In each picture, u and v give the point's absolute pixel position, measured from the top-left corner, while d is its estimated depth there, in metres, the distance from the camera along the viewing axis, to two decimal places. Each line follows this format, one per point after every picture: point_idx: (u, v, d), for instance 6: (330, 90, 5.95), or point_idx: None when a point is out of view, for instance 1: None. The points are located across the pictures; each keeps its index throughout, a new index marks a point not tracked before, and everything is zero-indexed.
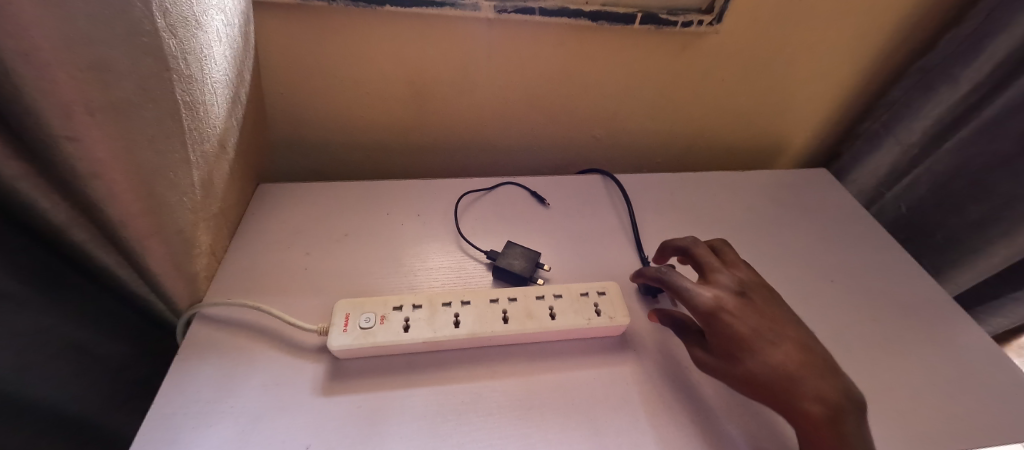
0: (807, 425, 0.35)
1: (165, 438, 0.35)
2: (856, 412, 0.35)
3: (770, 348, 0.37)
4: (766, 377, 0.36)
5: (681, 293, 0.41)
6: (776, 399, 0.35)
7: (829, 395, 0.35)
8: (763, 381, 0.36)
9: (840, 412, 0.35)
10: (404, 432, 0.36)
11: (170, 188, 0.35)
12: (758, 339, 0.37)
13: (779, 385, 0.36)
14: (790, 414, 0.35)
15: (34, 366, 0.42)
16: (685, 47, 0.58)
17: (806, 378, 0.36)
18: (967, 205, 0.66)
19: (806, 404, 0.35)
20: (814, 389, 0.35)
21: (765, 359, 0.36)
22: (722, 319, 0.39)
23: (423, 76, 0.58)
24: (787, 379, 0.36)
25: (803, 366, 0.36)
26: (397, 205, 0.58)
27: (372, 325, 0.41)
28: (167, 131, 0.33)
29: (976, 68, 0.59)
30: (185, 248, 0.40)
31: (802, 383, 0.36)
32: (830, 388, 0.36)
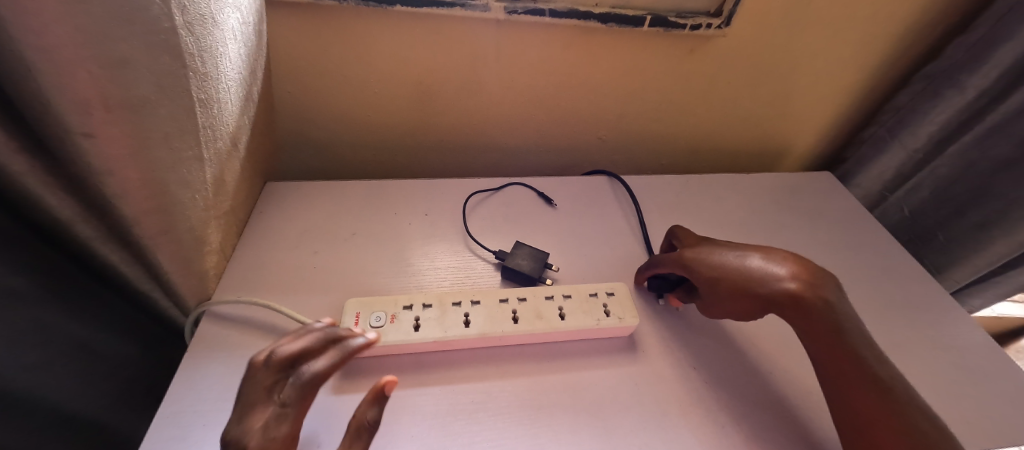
0: (795, 302, 0.40)
1: (177, 436, 0.35)
2: (825, 283, 0.41)
3: (731, 258, 0.43)
4: (744, 281, 0.41)
5: (659, 261, 0.48)
6: (761, 294, 0.41)
7: (789, 276, 0.41)
8: (744, 287, 0.41)
9: (807, 285, 0.41)
10: (415, 431, 0.36)
11: (184, 186, 0.35)
12: (722, 258, 0.44)
13: (754, 280, 0.41)
14: (776, 298, 0.40)
15: (38, 365, 0.41)
16: (692, 50, 0.58)
17: (772, 268, 0.42)
18: (969, 208, 0.67)
19: (781, 285, 0.41)
20: (778, 270, 0.41)
21: (737, 269, 0.42)
22: (690, 258, 0.45)
23: (431, 75, 0.58)
24: (759, 272, 0.42)
25: (766, 258, 0.43)
26: (405, 204, 0.58)
27: (383, 324, 0.41)
28: (183, 129, 0.33)
29: (984, 74, 0.59)
30: (196, 245, 0.40)
31: (770, 273, 0.41)
32: (793, 266, 0.42)
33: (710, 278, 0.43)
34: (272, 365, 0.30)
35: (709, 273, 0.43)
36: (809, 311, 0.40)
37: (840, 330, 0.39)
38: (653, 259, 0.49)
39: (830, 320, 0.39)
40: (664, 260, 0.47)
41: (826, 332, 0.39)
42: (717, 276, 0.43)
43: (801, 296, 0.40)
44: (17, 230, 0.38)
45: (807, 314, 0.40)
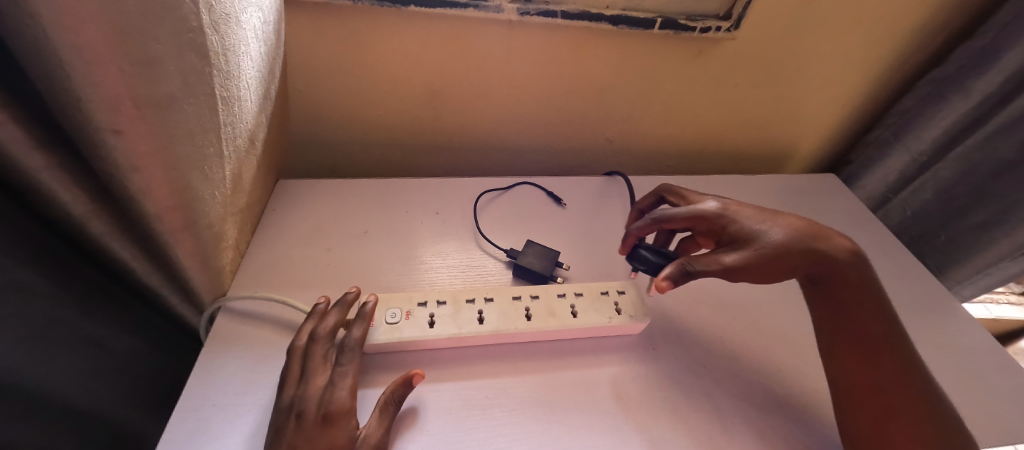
0: (836, 269, 0.42)
1: (195, 429, 0.35)
2: (852, 245, 0.44)
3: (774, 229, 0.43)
4: (792, 241, 0.42)
5: (686, 214, 0.45)
6: (809, 254, 0.42)
7: (833, 236, 0.44)
8: (793, 245, 0.41)
9: (849, 247, 0.43)
10: (429, 425, 0.37)
11: (204, 182, 0.36)
12: (762, 217, 0.44)
13: (804, 241, 0.42)
14: (826, 260, 0.42)
15: (50, 359, 0.42)
16: (701, 52, 0.59)
17: (816, 231, 0.44)
18: (972, 209, 0.68)
19: (827, 246, 0.42)
20: (824, 232, 0.44)
21: (782, 228, 0.43)
22: (727, 215, 0.44)
23: (443, 76, 0.58)
24: (804, 233, 0.43)
25: (804, 222, 0.44)
26: (416, 203, 0.58)
27: (398, 320, 0.42)
28: (205, 126, 0.34)
29: (988, 79, 0.60)
30: (214, 241, 0.40)
31: (816, 235, 0.43)
32: (829, 230, 0.45)
33: (753, 232, 0.42)
34: (321, 337, 0.38)
35: (752, 230, 0.43)
36: (852, 271, 0.42)
37: (861, 302, 0.41)
38: (675, 212, 0.46)
39: (864, 295, 0.41)
40: (696, 213, 0.45)
41: (861, 301, 0.41)
42: (762, 233, 0.42)
43: (848, 258, 0.42)
44: (32, 227, 0.38)
45: (847, 277, 0.42)
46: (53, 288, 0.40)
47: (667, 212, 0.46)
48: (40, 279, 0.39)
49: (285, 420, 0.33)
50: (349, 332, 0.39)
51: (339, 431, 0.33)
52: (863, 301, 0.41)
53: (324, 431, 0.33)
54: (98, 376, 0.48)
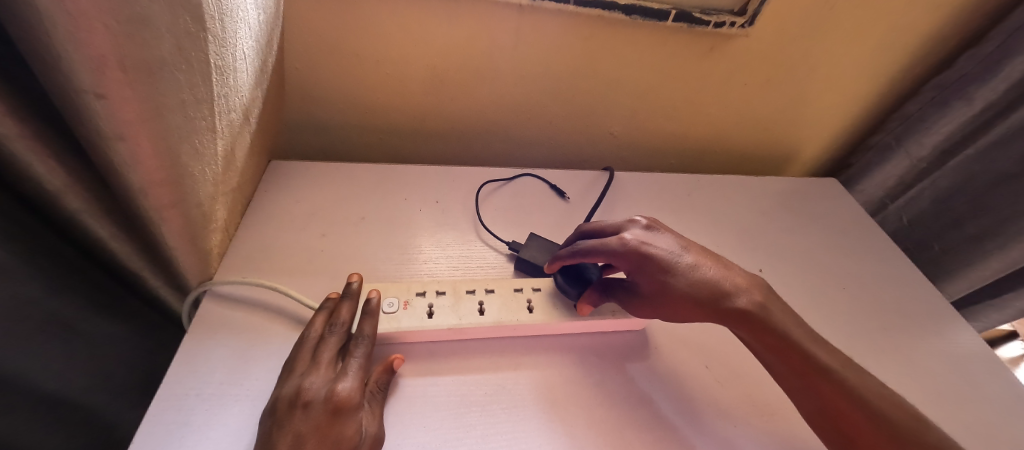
0: (751, 317, 0.39)
1: (177, 419, 0.33)
2: (760, 292, 0.40)
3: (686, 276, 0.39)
4: (696, 294, 0.39)
5: (598, 250, 0.40)
6: (714, 309, 0.39)
7: (742, 285, 0.40)
8: (695, 299, 0.38)
9: (753, 298, 0.39)
10: (426, 421, 0.35)
11: (192, 157, 0.33)
12: (678, 259, 0.40)
13: (709, 293, 0.39)
14: (730, 316, 0.39)
15: (19, 343, 0.39)
16: (712, 49, 0.58)
17: (725, 281, 0.40)
18: (966, 220, 0.70)
19: (734, 298, 0.39)
20: (734, 283, 0.40)
21: (690, 277, 0.39)
22: (643, 254, 0.40)
23: (449, 60, 0.57)
24: (712, 284, 0.39)
25: (715, 266, 0.41)
26: (415, 191, 0.56)
27: (396, 309, 0.40)
28: (197, 97, 0.31)
29: (993, 87, 0.61)
30: (202, 221, 0.38)
31: (725, 286, 0.39)
32: (744, 278, 0.41)
33: (661, 279, 0.39)
34: (338, 329, 0.37)
35: (660, 275, 0.39)
36: (755, 328, 0.38)
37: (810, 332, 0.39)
38: (590, 246, 0.41)
39: (773, 329, 0.38)
40: (609, 249, 0.40)
41: (776, 339, 0.38)
42: (671, 280, 0.39)
43: (757, 314, 0.39)
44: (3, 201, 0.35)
45: (759, 329, 0.38)
46: (24, 267, 0.37)
47: (584, 244, 0.41)
48: (9, 257, 0.36)
49: (288, 409, 0.31)
50: (362, 326, 0.37)
51: (347, 424, 0.31)
52: (779, 336, 0.38)
53: (331, 425, 0.31)
54: (70, 362, 0.45)
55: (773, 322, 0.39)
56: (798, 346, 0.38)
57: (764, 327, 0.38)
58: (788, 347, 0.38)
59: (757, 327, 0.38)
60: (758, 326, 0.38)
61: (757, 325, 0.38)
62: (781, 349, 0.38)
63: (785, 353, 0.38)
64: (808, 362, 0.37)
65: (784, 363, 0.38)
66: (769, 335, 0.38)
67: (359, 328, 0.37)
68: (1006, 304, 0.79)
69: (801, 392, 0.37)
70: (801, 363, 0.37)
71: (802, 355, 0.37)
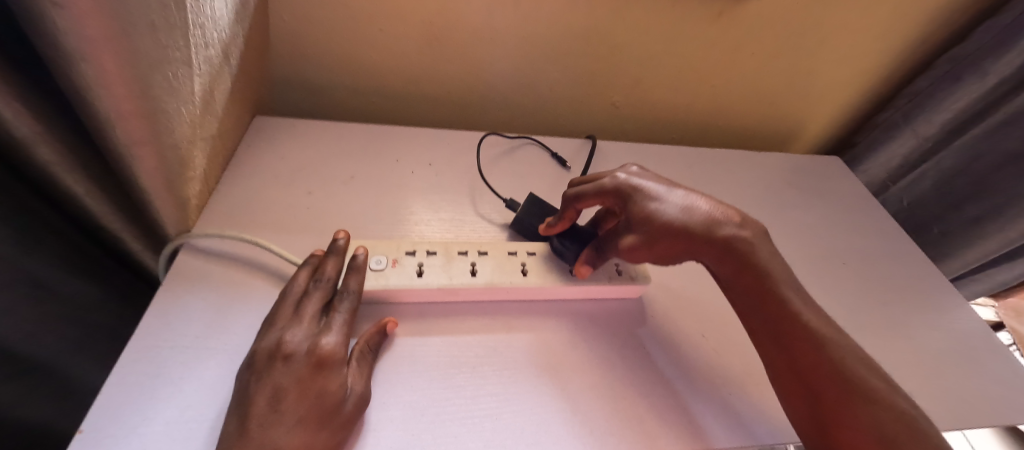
0: (744, 252, 0.36)
1: (149, 372, 0.31)
2: (756, 230, 0.38)
3: (675, 206, 0.37)
4: (686, 222, 0.36)
5: (588, 191, 0.39)
6: (706, 238, 0.36)
7: (736, 219, 0.37)
8: (685, 227, 0.36)
9: (746, 232, 0.37)
10: (414, 381, 0.34)
11: (167, 91, 0.31)
12: (670, 192, 0.38)
13: (696, 223, 0.36)
14: (723, 249, 0.36)
15: None
16: (721, 13, 0.56)
17: (718, 213, 0.38)
18: (967, 203, 0.70)
19: (728, 230, 0.37)
20: (726, 214, 0.38)
21: (678, 205, 0.37)
22: (632, 188, 0.38)
23: (446, 16, 0.54)
24: (704, 215, 0.37)
25: (709, 200, 0.38)
26: (407, 153, 0.54)
27: (384, 267, 0.38)
28: (170, 22, 0.29)
29: (1006, 61, 0.59)
30: (180, 166, 0.36)
31: (718, 217, 0.37)
32: (739, 213, 0.39)
33: (648, 208, 0.36)
34: (323, 282, 0.35)
35: (647, 204, 0.37)
36: (753, 272, 0.35)
37: None
38: (579, 189, 0.39)
39: (774, 312, 0.35)
40: (598, 188, 0.39)
41: (781, 327, 0.34)
42: (658, 208, 0.36)
43: (749, 245, 0.36)
44: None
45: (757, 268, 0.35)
46: None
47: (573, 190, 0.40)
48: None
49: (267, 362, 0.29)
50: (347, 282, 0.35)
51: (331, 378, 0.29)
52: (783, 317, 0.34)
53: (314, 378, 0.29)
54: (37, 320, 0.43)
55: (777, 310, 0.35)
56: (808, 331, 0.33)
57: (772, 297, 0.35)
58: (787, 326, 0.34)
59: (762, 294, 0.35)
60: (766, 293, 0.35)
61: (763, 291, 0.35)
62: (783, 326, 0.34)
63: (789, 336, 0.34)
64: (807, 354, 0.33)
65: (782, 351, 0.34)
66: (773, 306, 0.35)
67: (344, 284, 0.35)
68: (984, 282, 0.83)
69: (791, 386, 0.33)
70: (796, 352, 0.33)
71: (799, 343, 0.33)
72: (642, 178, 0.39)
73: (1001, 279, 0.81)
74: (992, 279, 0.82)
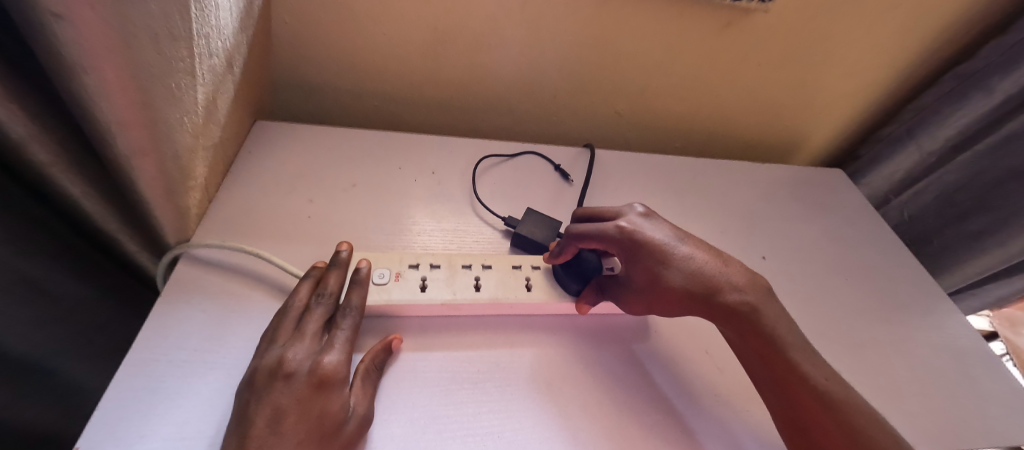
0: (744, 315, 0.36)
1: (148, 386, 0.30)
2: (761, 293, 0.37)
3: (680, 269, 0.36)
4: (688, 287, 0.36)
5: (592, 235, 0.37)
6: (706, 301, 0.36)
7: (741, 283, 0.37)
8: (686, 291, 0.36)
9: (750, 296, 0.36)
10: (415, 398, 0.33)
11: (169, 101, 0.30)
12: (675, 248, 0.37)
13: (699, 287, 0.36)
14: (719, 311, 0.36)
15: None
16: (728, 24, 0.56)
17: (722, 274, 0.37)
18: (968, 218, 0.70)
19: (732, 295, 0.36)
20: (732, 278, 0.37)
21: (682, 266, 0.36)
22: (635, 240, 0.37)
23: (452, 22, 0.53)
24: (705, 276, 0.36)
25: (715, 260, 0.37)
26: (410, 160, 0.54)
27: (387, 280, 0.38)
28: (173, 32, 0.28)
29: (1014, 79, 0.59)
30: (181, 176, 0.35)
31: (722, 281, 0.36)
32: (746, 277, 0.37)
33: (652, 268, 0.36)
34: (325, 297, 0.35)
35: (649, 264, 0.36)
36: (757, 336, 0.35)
37: None
38: (583, 229, 0.38)
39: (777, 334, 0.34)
40: (602, 235, 0.37)
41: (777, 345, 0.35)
42: (661, 269, 0.36)
43: (750, 313, 0.35)
44: None
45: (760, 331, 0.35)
46: None
47: (577, 228, 0.38)
48: None
49: (268, 380, 0.29)
50: (349, 298, 0.35)
51: (332, 399, 0.29)
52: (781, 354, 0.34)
53: (314, 399, 0.29)
54: (34, 324, 0.42)
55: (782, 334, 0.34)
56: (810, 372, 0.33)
57: (772, 342, 0.34)
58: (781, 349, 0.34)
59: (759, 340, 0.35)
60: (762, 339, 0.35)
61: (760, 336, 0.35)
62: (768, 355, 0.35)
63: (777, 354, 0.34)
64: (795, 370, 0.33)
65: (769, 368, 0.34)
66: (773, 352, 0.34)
67: (346, 299, 0.35)
68: (981, 295, 0.84)
69: (789, 423, 0.33)
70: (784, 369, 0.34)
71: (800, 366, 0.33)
72: (648, 231, 0.38)
73: (998, 294, 0.81)
74: (991, 291, 0.82)
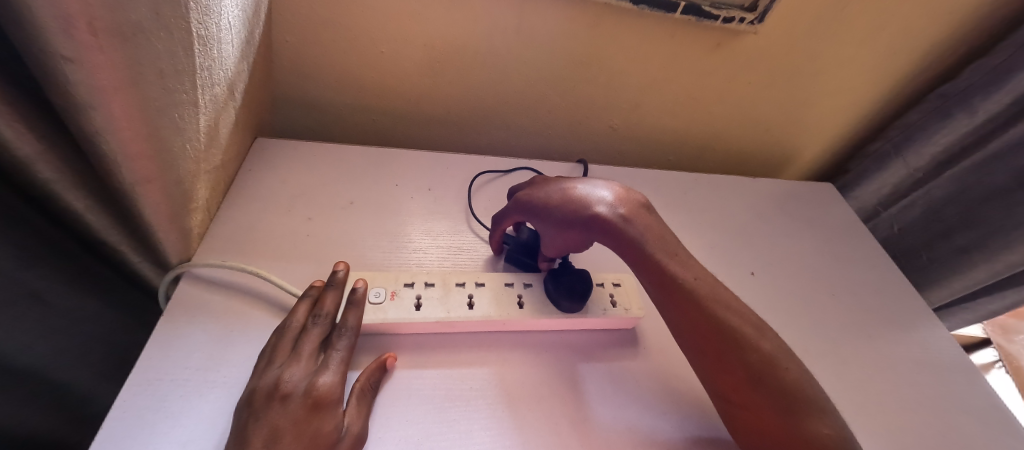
0: (617, 231, 0.38)
1: (151, 405, 0.31)
2: (632, 205, 0.40)
3: (549, 197, 0.40)
4: (564, 210, 0.39)
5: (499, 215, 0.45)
6: (581, 219, 0.38)
7: (610, 197, 0.39)
8: (562, 214, 0.39)
9: (618, 208, 0.39)
10: (409, 416, 0.34)
11: (174, 132, 0.32)
12: (549, 186, 0.42)
13: (570, 208, 0.39)
14: (592, 224, 0.38)
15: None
16: (718, 45, 0.57)
17: (586, 190, 0.40)
18: (956, 232, 0.71)
19: (600, 208, 0.38)
20: (602, 195, 0.39)
21: (556, 195, 0.40)
22: (522, 196, 0.43)
23: (448, 42, 0.54)
24: (571, 195, 0.39)
25: (585, 183, 0.41)
26: (406, 177, 0.55)
27: (383, 300, 0.39)
28: (178, 68, 0.29)
29: (996, 99, 0.60)
30: (183, 200, 0.37)
31: (586, 196, 0.39)
32: (618, 193, 0.40)
33: (536, 208, 0.41)
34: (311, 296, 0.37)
35: (534, 206, 0.41)
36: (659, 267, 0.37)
37: None
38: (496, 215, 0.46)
39: None
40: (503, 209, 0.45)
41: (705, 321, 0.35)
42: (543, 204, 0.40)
43: (616, 223, 0.38)
44: None
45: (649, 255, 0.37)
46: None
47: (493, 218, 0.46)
48: None
49: (265, 401, 0.30)
50: (344, 319, 0.36)
51: (326, 420, 0.30)
52: (739, 357, 0.33)
53: (310, 420, 0.30)
54: (40, 339, 0.43)
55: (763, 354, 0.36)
56: (763, 380, 0.32)
57: (726, 346, 0.34)
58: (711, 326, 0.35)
59: (709, 344, 0.35)
60: (715, 344, 0.35)
61: (712, 340, 0.35)
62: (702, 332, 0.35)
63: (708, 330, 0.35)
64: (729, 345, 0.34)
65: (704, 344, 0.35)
66: (727, 358, 0.34)
67: (342, 319, 0.36)
68: (973, 308, 0.84)
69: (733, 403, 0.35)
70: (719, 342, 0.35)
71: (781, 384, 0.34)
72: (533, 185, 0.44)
73: (990, 307, 0.82)
74: (981, 304, 0.82)
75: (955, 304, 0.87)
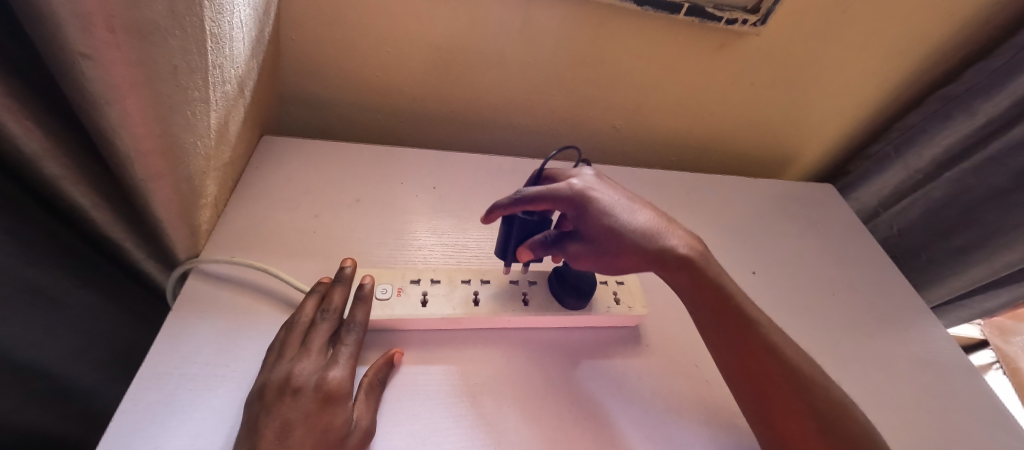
0: (684, 266, 0.38)
1: (160, 399, 0.32)
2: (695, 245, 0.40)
3: (627, 220, 0.37)
4: (641, 243, 0.37)
5: (545, 196, 0.35)
6: (655, 254, 0.37)
7: (679, 236, 0.40)
8: (637, 245, 0.37)
9: (687, 247, 0.39)
10: (415, 410, 0.35)
11: (185, 128, 0.32)
12: (624, 206, 0.38)
13: (650, 245, 0.37)
14: (666, 261, 0.38)
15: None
16: (721, 46, 0.58)
17: (662, 228, 0.39)
18: (955, 232, 0.72)
19: (674, 246, 0.38)
20: (670, 232, 0.39)
21: (632, 221, 0.37)
22: (591, 202, 0.36)
23: (454, 42, 0.55)
24: (650, 230, 0.38)
25: (655, 217, 0.40)
26: (411, 175, 0.55)
27: (390, 296, 0.40)
28: (191, 65, 0.30)
29: (996, 101, 0.61)
30: (193, 196, 0.37)
31: (662, 232, 0.38)
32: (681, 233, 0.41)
33: (606, 223, 0.36)
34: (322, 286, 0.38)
35: (602, 218, 0.36)
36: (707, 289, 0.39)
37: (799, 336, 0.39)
38: (535, 191, 0.35)
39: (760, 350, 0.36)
40: (554, 194, 0.36)
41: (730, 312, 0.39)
42: (615, 222, 0.36)
43: (685, 263, 0.39)
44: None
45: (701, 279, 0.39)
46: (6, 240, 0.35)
47: (528, 191, 0.35)
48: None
49: (277, 395, 0.30)
50: (353, 314, 0.36)
51: (337, 413, 0.30)
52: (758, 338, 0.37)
53: (321, 413, 0.30)
54: (46, 335, 0.43)
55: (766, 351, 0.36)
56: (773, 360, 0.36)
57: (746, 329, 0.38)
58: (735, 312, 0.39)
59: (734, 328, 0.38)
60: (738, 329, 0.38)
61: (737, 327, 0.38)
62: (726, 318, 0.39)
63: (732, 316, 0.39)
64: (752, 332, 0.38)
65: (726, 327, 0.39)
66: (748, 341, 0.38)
67: (350, 315, 0.37)
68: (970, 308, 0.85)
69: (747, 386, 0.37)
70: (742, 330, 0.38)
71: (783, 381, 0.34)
72: (597, 188, 0.38)
73: (987, 307, 0.83)
74: (979, 304, 0.83)
75: (953, 304, 0.88)
